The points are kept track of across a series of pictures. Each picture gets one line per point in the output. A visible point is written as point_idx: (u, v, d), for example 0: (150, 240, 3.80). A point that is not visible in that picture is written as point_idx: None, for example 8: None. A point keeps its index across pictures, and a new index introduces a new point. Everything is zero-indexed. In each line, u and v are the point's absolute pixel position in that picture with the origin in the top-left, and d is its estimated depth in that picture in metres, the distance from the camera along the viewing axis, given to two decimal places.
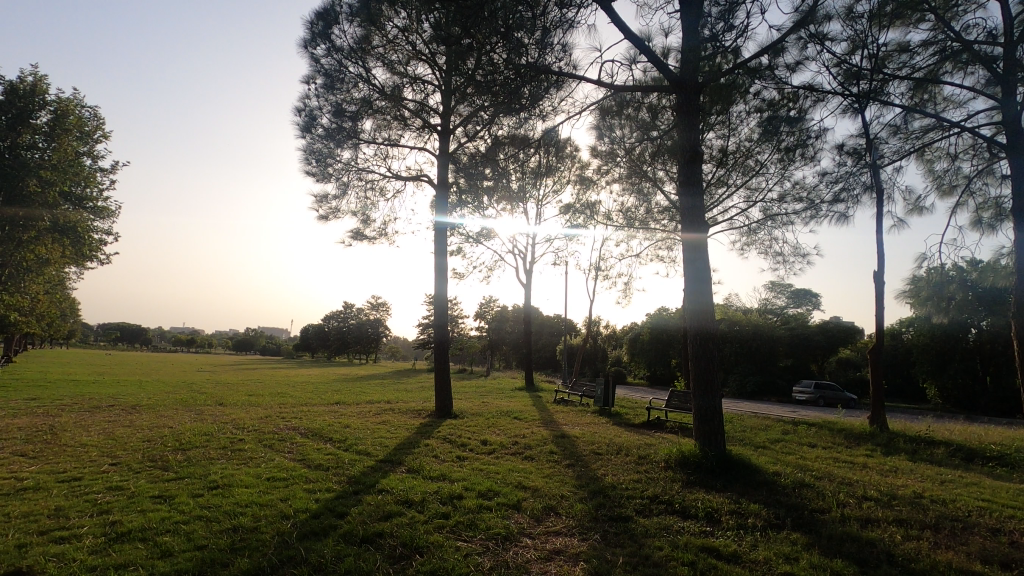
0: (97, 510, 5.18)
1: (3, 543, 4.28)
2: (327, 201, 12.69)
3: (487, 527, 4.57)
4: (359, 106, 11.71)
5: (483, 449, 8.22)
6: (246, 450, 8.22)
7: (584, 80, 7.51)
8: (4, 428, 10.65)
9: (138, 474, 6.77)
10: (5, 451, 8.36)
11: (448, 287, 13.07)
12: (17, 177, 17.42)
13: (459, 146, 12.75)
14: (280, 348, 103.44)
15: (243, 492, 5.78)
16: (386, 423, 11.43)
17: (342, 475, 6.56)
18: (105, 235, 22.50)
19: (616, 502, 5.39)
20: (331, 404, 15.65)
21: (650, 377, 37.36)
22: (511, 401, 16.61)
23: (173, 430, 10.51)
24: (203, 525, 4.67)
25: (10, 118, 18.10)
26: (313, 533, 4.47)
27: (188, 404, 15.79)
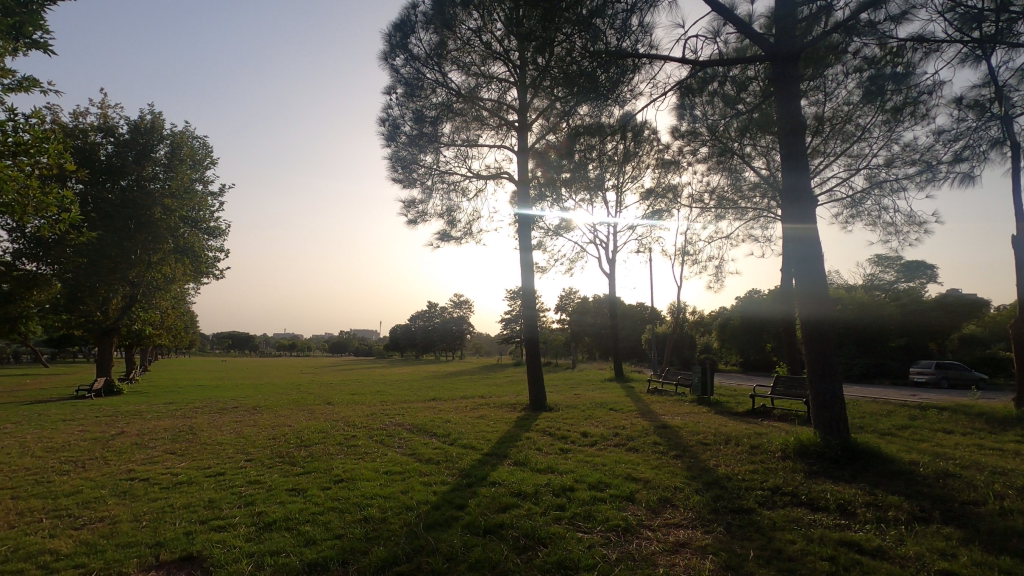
0: (243, 502, 5.72)
1: (174, 531, 4.84)
2: (415, 205, 13.20)
3: (606, 519, 4.58)
4: (439, 111, 12.05)
5: (585, 442, 8.22)
6: (360, 445, 8.73)
7: (666, 60, 7.23)
8: (153, 430, 12.01)
9: (271, 469, 7.40)
10: (159, 449, 9.47)
11: (535, 280, 13.14)
12: (144, 206, 19.69)
13: (538, 140, 12.71)
14: (372, 349, 108.95)
15: (366, 485, 6.15)
16: (484, 418, 11.73)
17: (453, 468, 6.80)
18: (218, 253, 24.65)
19: (736, 494, 5.19)
20: (428, 400, 16.27)
21: (743, 363, 35.61)
22: (604, 393, 16.47)
23: (292, 428, 11.38)
24: (336, 516, 5.03)
25: (136, 154, 20.23)
26: (438, 523, 4.67)
27: (300, 404, 17.02)
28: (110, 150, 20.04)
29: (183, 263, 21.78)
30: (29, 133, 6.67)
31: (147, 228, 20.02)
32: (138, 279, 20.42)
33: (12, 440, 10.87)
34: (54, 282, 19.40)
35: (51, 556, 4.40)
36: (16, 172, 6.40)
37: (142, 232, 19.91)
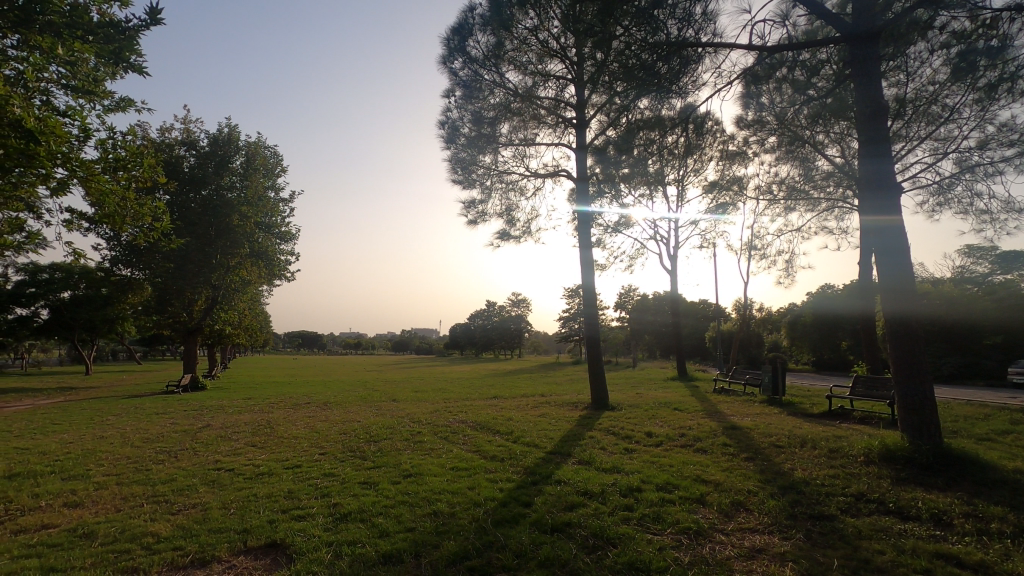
0: (320, 493, 6.00)
1: (259, 518, 5.14)
2: (474, 206, 13.37)
3: (676, 521, 4.48)
4: (497, 112, 12.15)
5: (650, 442, 8.07)
6: (426, 441, 8.96)
7: (731, 47, 6.97)
8: (235, 423, 12.78)
9: (343, 462, 7.73)
10: (241, 442, 10.07)
11: (595, 278, 13.02)
12: (224, 213, 20.98)
13: (596, 135, 12.54)
14: (432, 347, 111.44)
15: (433, 480, 6.32)
16: (546, 416, 11.72)
17: (518, 466, 6.84)
18: (290, 256, 25.92)
19: (815, 499, 4.94)
20: (491, 398, 16.47)
21: (816, 363, 33.80)
22: (667, 392, 16.07)
23: (361, 424, 11.80)
24: (407, 510, 5.18)
25: (216, 165, 21.62)
26: (505, 519, 4.73)
27: (367, 400, 17.66)
28: (191, 162, 21.54)
29: (258, 266, 23.00)
30: (128, 150, 7.16)
31: (227, 234, 21.32)
32: (219, 282, 21.74)
33: (114, 431, 11.89)
34: (144, 285, 21.55)
35: (153, 538, 4.79)
36: (115, 188, 6.90)
37: (223, 238, 21.22)
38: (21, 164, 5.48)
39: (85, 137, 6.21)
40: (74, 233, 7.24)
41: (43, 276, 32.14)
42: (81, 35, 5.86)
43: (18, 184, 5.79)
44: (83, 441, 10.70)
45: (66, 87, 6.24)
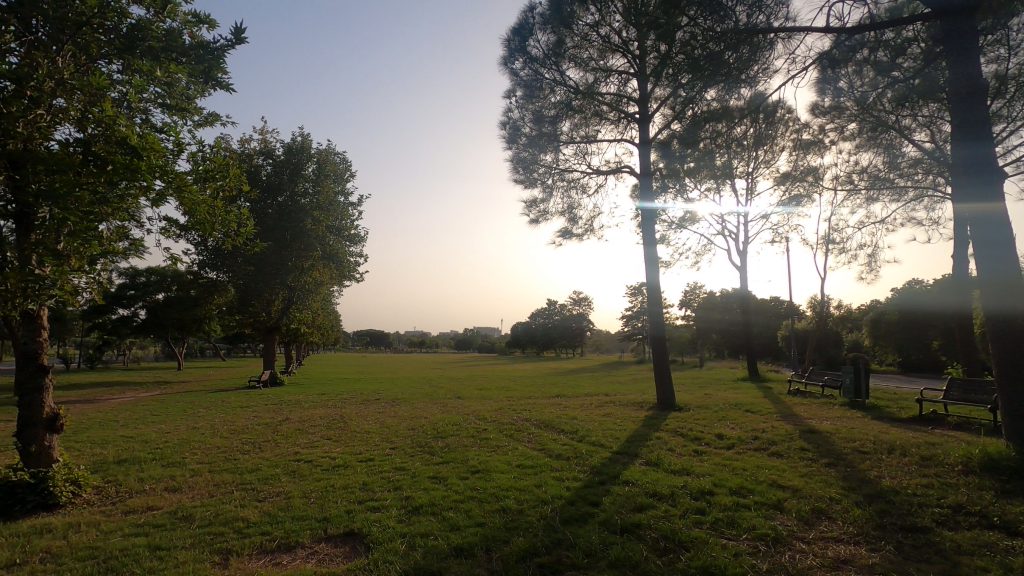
0: (393, 486, 6.24)
1: (337, 508, 5.41)
2: (536, 205, 13.39)
3: (752, 526, 4.33)
4: (558, 110, 12.05)
5: (721, 444, 7.81)
6: (491, 439, 9.09)
7: (806, 31, 6.61)
8: (312, 417, 13.47)
9: (413, 457, 7.97)
10: (317, 435, 10.60)
11: (660, 275, 12.73)
12: (299, 217, 22.10)
13: (661, 129, 12.22)
14: (494, 345, 112.57)
15: (500, 477, 6.40)
16: (611, 416, 11.53)
17: (584, 465, 6.80)
18: (359, 259, 26.98)
19: (906, 510, 4.62)
20: (554, 397, 16.43)
21: (902, 364, 31.48)
22: (737, 393, 15.48)
23: (428, 420, 12.12)
24: (476, 505, 5.29)
25: (290, 172, 22.84)
26: (574, 518, 4.73)
27: (433, 397, 18.07)
28: (269, 170, 22.85)
29: (330, 268, 23.99)
30: (215, 162, 7.68)
31: (301, 237, 22.41)
32: (294, 283, 22.89)
33: (205, 422, 12.84)
34: (228, 287, 23.07)
35: (243, 523, 5.13)
36: (205, 198, 7.42)
37: (297, 241, 22.33)
38: (125, 178, 6.01)
39: (178, 151, 6.71)
40: (171, 240, 7.84)
41: (142, 279, 35.07)
42: (175, 57, 6.32)
43: (123, 197, 6.35)
44: (178, 431, 11.61)
45: (163, 105, 6.77)
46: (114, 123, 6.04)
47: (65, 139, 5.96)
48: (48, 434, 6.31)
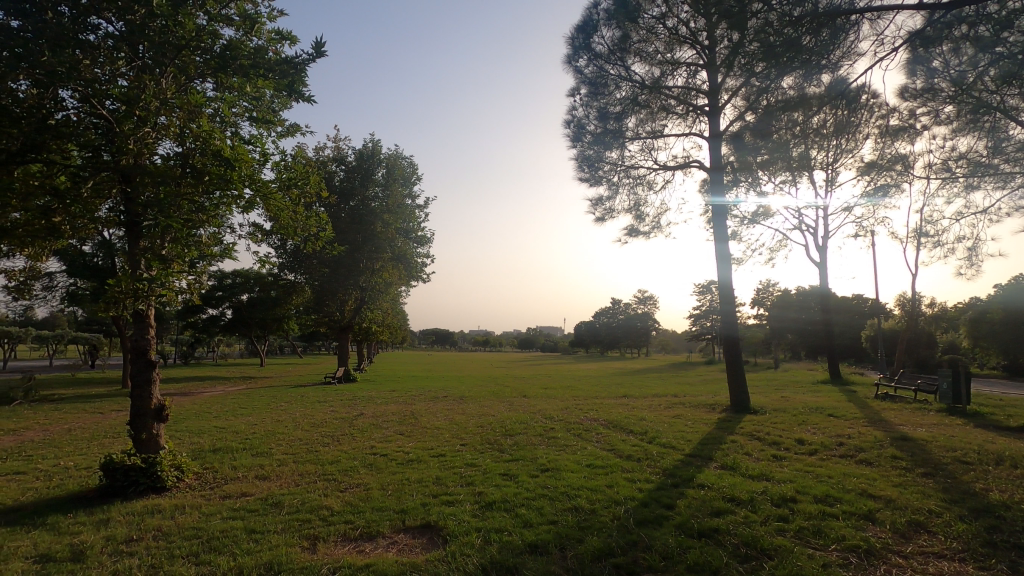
0: (465, 481, 6.40)
1: (414, 500, 5.61)
2: (601, 203, 13.24)
3: (840, 537, 4.11)
4: (625, 105, 11.76)
5: (802, 449, 7.44)
6: (559, 437, 9.11)
7: (896, 9, 6.14)
8: (385, 413, 14.01)
9: (483, 454, 8.12)
10: (391, 430, 11.00)
11: (732, 273, 12.27)
12: (370, 221, 23.00)
13: (732, 122, 11.78)
14: (557, 344, 112.31)
15: (571, 476, 6.40)
16: (681, 417, 11.23)
17: (656, 467, 6.68)
18: (426, 259, 27.73)
19: (1020, 526, 4.23)
20: (621, 397, 16.16)
21: (1008, 367, 28.66)
22: (818, 396, 14.64)
23: (496, 418, 12.28)
24: (548, 503, 5.32)
25: (361, 177, 23.80)
26: (648, 520, 4.66)
27: (499, 395, 18.28)
28: (342, 176, 23.90)
29: (399, 269, 24.76)
30: (296, 170, 8.13)
31: (372, 240, 23.30)
32: (366, 284, 23.82)
33: (288, 415, 13.63)
34: (305, 288, 24.33)
35: (327, 511, 5.43)
36: (288, 204, 7.88)
37: (369, 244, 23.23)
38: (220, 187, 6.52)
39: (264, 160, 7.17)
40: (258, 245, 8.40)
41: (228, 281, 37.65)
42: (263, 73, 6.71)
43: (217, 206, 6.87)
44: (264, 423, 12.39)
45: (250, 118, 7.25)
46: (209, 136, 6.53)
47: (167, 153, 6.51)
48: (156, 423, 6.91)
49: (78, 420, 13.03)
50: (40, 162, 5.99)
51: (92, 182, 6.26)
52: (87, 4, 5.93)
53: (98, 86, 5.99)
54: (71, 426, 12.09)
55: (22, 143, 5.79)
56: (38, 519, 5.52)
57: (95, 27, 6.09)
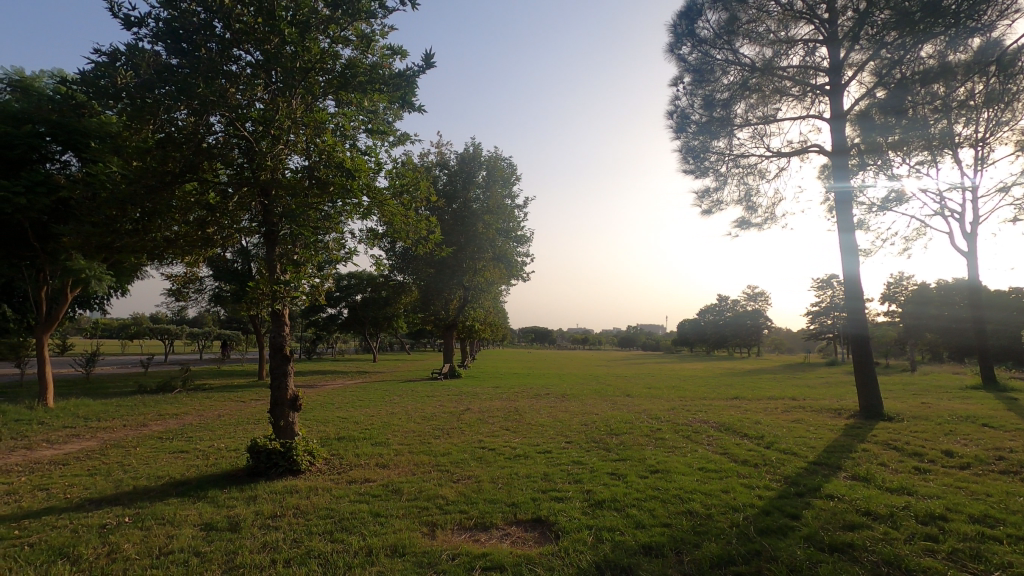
0: (573, 479, 6.43)
1: (524, 495, 5.74)
2: (708, 194, 12.63)
3: (1006, 563, 3.63)
4: (733, 91, 10.95)
5: (951, 463, 6.62)
6: (668, 439, 8.83)
7: None
8: (490, 408, 14.40)
9: (589, 452, 8.09)
10: (497, 425, 11.29)
11: (859, 266, 11.18)
12: (472, 222, 23.79)
13: (858, 99, 10.70)
14: (659, 343, 108.82)
15: (683, 478, 6.20)
16: (802, 422, 10.45)
17: (777, 474, 6.28)
18: (526, 258, 28.05)
19: None
20: (732, 399, 15.32)
21: None
22: (968, 403, 12.90)
23: (600, 416, 12.18)
24: (660, 505, 5.20)
25: (464, 180, 24.58)
26: (771, 529, 4.41)
27: (601, 394, 18.06)
28: (445, 180, 24.74)
29: (500, 268, 25.33)
30: (407, 176, 8.62)
31: (474, 240, 24.11)
32: (469, 283, 24.67)
33: (401, 408, 14.45)
34: (413, 288, 25.60)
35: (443, 500, 5.71)
36: (400, 209, 8.37)
37: (471, 244, 24.06)
38: (342, 196, 7.07)
39: (378, 169, 7.67)
40: (374, 248, 8.98)
41: (344, 282, 40.45)
42: (378, 86, 7.19)
43: (339, 214, 7.46)
44: (381, 415, 13.24)
45: (367, 131, 7.77)
46: (333, 149, 7.08)
47: (296, 166, 7.13)
48: (292, 412, 7.64)
49: (225, 407, 14.73)
50: (195, 181, 6.81)
51: (237, 198, 7.05)
52: (231, 38, 6.63)
53: (240, 110, 6.71)
54: (220, 412, 13.69)
55: (182, 166, 6.66)
56: (199, 492, 6.32)
57: (237, 58, 6.81)
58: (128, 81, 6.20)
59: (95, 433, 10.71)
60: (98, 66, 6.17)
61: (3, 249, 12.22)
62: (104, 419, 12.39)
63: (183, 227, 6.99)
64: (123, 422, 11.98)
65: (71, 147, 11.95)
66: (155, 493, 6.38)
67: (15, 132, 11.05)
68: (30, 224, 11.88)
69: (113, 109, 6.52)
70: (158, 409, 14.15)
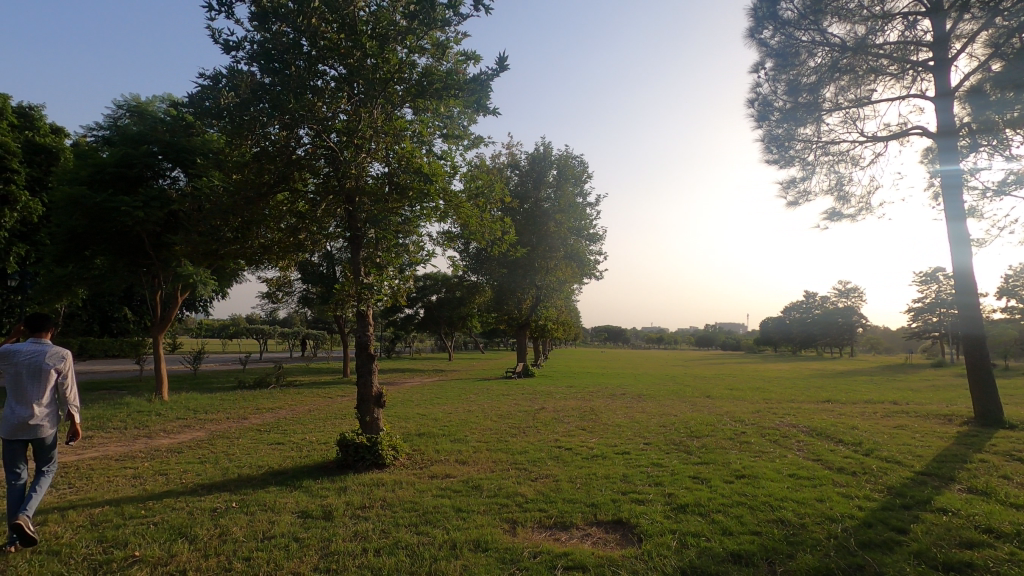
0: (654, 481, 6.28)
1: (604, 496, 5.67)
2: (795, 185, 11.89)
3: None
4: (821, 73, 10.20)
5: None
6: (754, 443, 8.43)
7: None
8: (564, 408, 14.35)
9: (670, 454, 7.87)
10: (573, 425, 11.23)
11: (971, 257, 10.15)
12: (544, 222, 23.87)
13: (967, 75, 9.73)
14: (739, 342, 104.02)
15: (771, 485, 5.90)
16: (906, 429, 9.62)
17: (878, 484, 5.84)
18: (598, 256, 27.71)
19: None
20: (823, 402, 14.37)
21: None
22: None
23: (680, 418, 11.82)
24: (748, 512, 4.97)
25: (535, 179, 24.66)
26: (874, 543, 4.10)
27: (679, 395, 17.53)
28: (516, 180, 24.86)
29: (572, 267, 25.22)
30: (481, 178, 8.78)
31: (546, 240, 24.18)
32: (541, 282, 24.80)
33: (477, 406, 14.72)
34: (486, 288, 25.98)
35: (522, 498, 5.76)
36: (476, 211, 8.52)
37: (543, 244, 24.16)
38: (420, 200, 7.32)
39: (454, 173, 7.86)
40: (450, 249, 9.19)
41: (420, 283, 41.69)
42: (454, 93, 7.37)
43: (415, 218, 7.73)
44: (458, 412, 13.56)
45: (442, 135, 8.01)
46: (411, 155, 7.31)
47: (377, 173, 7.43)
48: (376, 408, 7.95)
49: (314, 403, 15.65)
50: (287, 191, 7.31)
51: (324, 205, 7.45)
52: (317, 55, 7.03)
53: (327, 122, 7.10)
54: (309, 407, 14.57)
55: (275, 176, 7.13)
56: (296, 482, 6.77)
57: (322, 73, 7.19)
58: (229, 101, 6.77)
59: (203, 425, 11.72)
60: (203, 89, 6.77)
61: (125, 258, 13.63)
62: (211, 411, 13.53)
63: (277, 234, 7.51)
64: (226, 415, 13.02)
65: (179, 164, 13.06)
66: (257, 481, 6.89)
67: (133, 152, 12.40)
68: (147, 234, 13.16)
69: (215, 127, 7.09)
70: (255, 403, 15.24)
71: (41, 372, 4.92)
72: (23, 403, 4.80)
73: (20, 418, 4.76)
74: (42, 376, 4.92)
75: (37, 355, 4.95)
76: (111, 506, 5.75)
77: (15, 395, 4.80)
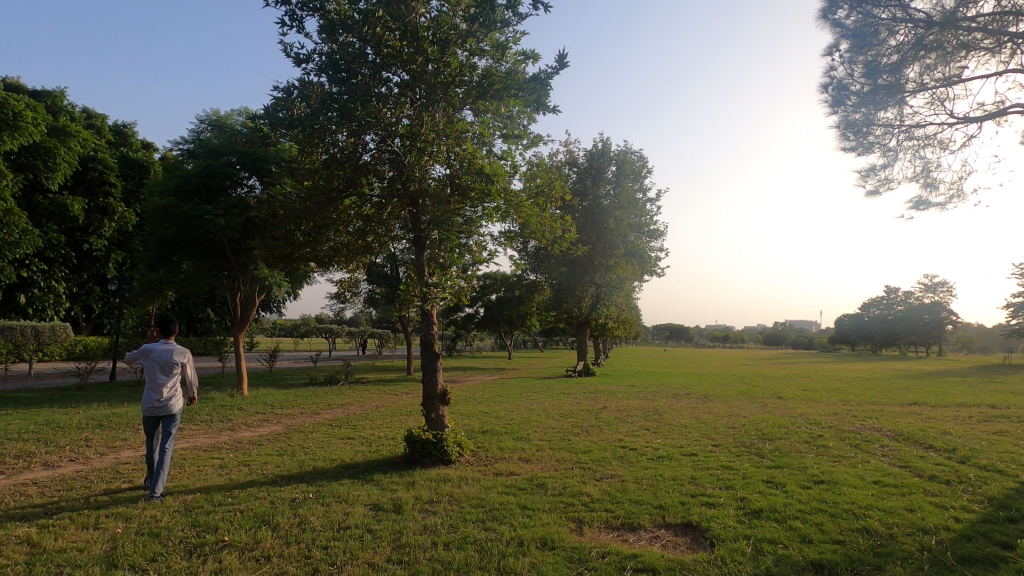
0: (724, 484, 6.07)
1: (671, 498, 5.54)
2: (874, 173, 11.06)
3: None
4: (904, 53, 8.89)
5: None
6: (832, 447, 7.98)
7: None
8: (627, 407, 14.10)
9: (740, 457, 7.57)
10: (636, 425, 11.03)
11: None
12: (604, 219, 23.72)
13: None
14: (812, 340, 98.84)
15: (854, 491, 5.56)
16: (1007, 435, 8.82)
17: (976, 494, 5.38)
18: (659, 253, 27.04)
19: None
20: (909, 405, 13.38)
21: None
22: None
23: (750, 419, 11.35)
24: (829, 519, 4.71)
25: (593, 177, 24.33)
26: (975, 558, 3.79)
27: (748, 395, 16.85)
28: (575, 178, 24.62)
29: (633, 265, 24.91)
30: (540, 179, 8.75)
31: (606, 237, 24.05)
32: (602, 279, 24.75)
33: (538, 405, 14.72)
34: (545, 286, 25.98)
35: (588, 498, 5.72)
36: (535, 210, 8.50)
37: (603, 241, 24.05)
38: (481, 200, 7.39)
39: (514, 172, 7.88)
40: (510, 248, 9.23)
41: (480, 282, 42.09)
42: (513, 92, 7.40)
43: (476, 219, 7.81)
44: (519, 411, 13.62)
45: (502, 135, 8.03)
46: (473, 156, 7.33)
47: (438, 175, 7.51)
48: (441, 405, 8.13)
49: (381, 399, 16.17)
50: (354, 195, 7.56)
51: (389, 208, 7.66)
52: (381, 62, 7.24)
53: (391, 128, 7.24)
54: (377, 404, 15.08)
55: (343, 182, 7.41)
56: (367, 475, 7.03)
57: (386, 80, 7.39)
58: (301, 112, 7.13)
59: (280, 419, 12.39)
60: (277, 101, 7.15)
61: (208, 262, 14.59)
62: (287, 406, 14.28)
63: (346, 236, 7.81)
64: (301, 410, 13.70)
65: (255, 173, 13.80)
66: (331, 474, 7.20)
67: (214, 163, 13.27)
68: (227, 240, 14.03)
69: (288, 136, 7.47)
70: (326, 399, 15.93)
71: (170, 364, 5.97)
72: (155, 387, 5.82)
73: (152, 400, 5.79)
74: (171, 366, 5.96)
75: (167, 350, 6.03)
76: (202, 493, 6.20)
77: (149, 381, 5.85)
